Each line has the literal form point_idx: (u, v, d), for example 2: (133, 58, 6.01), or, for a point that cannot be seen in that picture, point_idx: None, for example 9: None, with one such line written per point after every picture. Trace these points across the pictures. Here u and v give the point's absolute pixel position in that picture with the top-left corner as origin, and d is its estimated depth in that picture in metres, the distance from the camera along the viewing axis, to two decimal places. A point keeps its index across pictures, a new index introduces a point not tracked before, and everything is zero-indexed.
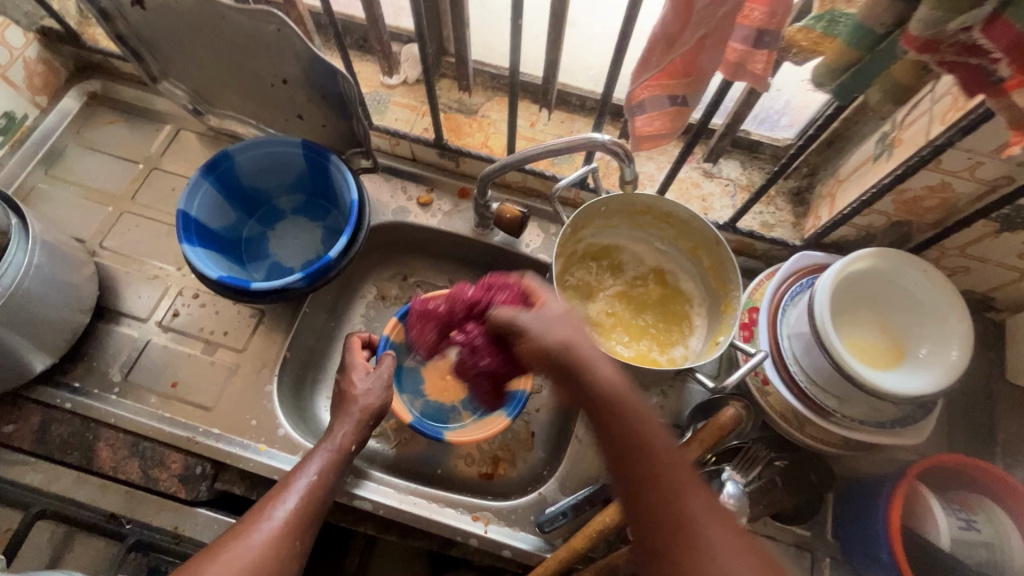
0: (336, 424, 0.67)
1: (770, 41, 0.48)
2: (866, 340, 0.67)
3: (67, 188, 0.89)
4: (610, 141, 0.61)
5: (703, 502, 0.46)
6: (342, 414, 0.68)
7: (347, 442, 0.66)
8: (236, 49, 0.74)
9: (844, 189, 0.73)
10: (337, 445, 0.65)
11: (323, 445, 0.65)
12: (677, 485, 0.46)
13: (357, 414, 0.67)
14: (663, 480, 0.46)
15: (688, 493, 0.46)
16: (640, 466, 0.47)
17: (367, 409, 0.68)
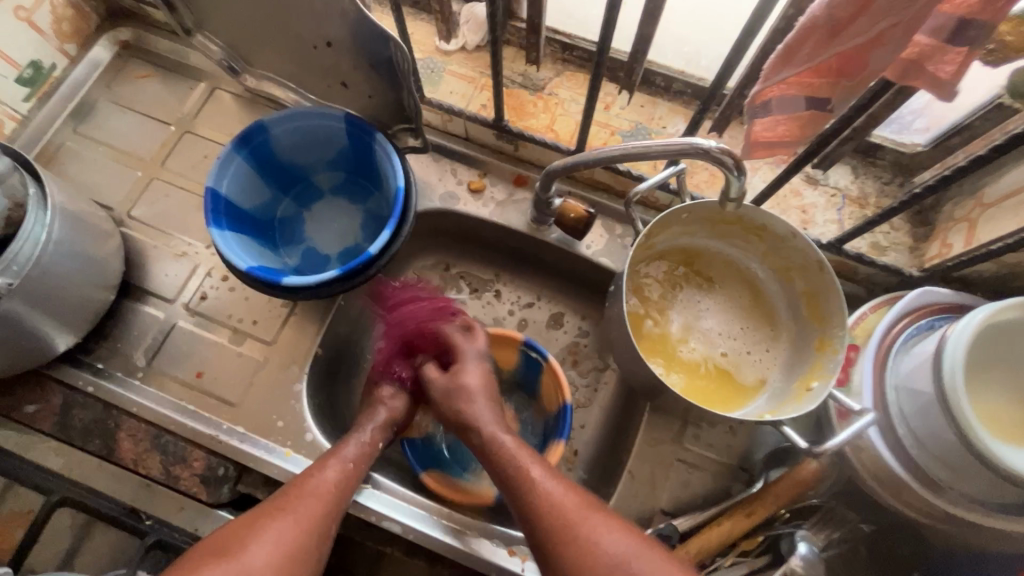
0: (362, 421, 0.66)
1: (974, 37, 0.35)
2: (1000, 409, 0.55)
3: (95, 148, 0.83)
4: (719, 148, 0.49)
5: (609, 519, 0.51)
6: (368, 413, 0.67)
7: (375, 439, 0.64)
8: (276, 2, 0.64)
9: (993, 217, 0.59)
10: (364, 440, 0.63)
11: (352, 438, 0.63)
12: (570, 507, 0.52)
13: (385, 414, 0.67)
14: (568, 524, 0.51)
15: (593, 524, 0.51)
16: (546, 523, 0.52)
17: (395, 414, 0.68)
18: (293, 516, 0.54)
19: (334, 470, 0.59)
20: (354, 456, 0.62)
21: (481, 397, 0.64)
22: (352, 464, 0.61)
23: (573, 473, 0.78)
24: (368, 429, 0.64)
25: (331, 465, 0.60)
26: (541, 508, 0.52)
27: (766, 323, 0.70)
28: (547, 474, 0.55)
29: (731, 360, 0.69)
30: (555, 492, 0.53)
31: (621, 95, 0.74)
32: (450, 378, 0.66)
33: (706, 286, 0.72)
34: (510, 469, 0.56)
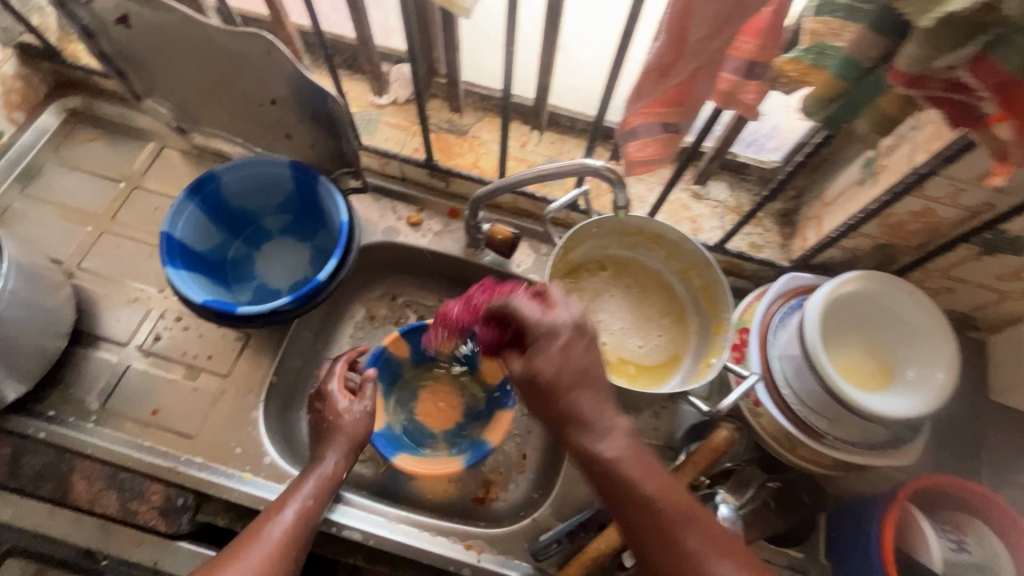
0: (326, 449, 0.69)
1: (760, 73, 0.49)
2: (854, 363, 0.69)
3: (44, 207, 0.87)
4: (604, 166, 0.65)
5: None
6: (328, 443, 0.69)
7: (338, 470, 0.68)
8: (224, 68, 0.73)
9: (833, 212, 0.74)
10: (323, 471, 0.67)
11: (311, 471, 0.67)
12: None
13: (346, 441, 0.69)
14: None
15: (689, 533, 0.47)
16: (648, 518, 0.48)
17: (353, 438, 0.69)
18: (260, 552, 0.59)
19: (293, 508, 0.63)
20: (313, 491, 0.65)
21: (593, 398, 0.50)
22: (317, 498, 0.65)
23: (523, 474, 0.84)
24: (330, 458, 0.68)
25: (290, 503, 0.63)
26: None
27: (674, 314, 0.81)
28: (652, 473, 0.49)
29: (643, 344, 0.80)
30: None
31: (533, 134, 0.86)
32: (533, 363, 0.50)
33: (617, 290, 0.83)
34: (644, 522, 0.48)
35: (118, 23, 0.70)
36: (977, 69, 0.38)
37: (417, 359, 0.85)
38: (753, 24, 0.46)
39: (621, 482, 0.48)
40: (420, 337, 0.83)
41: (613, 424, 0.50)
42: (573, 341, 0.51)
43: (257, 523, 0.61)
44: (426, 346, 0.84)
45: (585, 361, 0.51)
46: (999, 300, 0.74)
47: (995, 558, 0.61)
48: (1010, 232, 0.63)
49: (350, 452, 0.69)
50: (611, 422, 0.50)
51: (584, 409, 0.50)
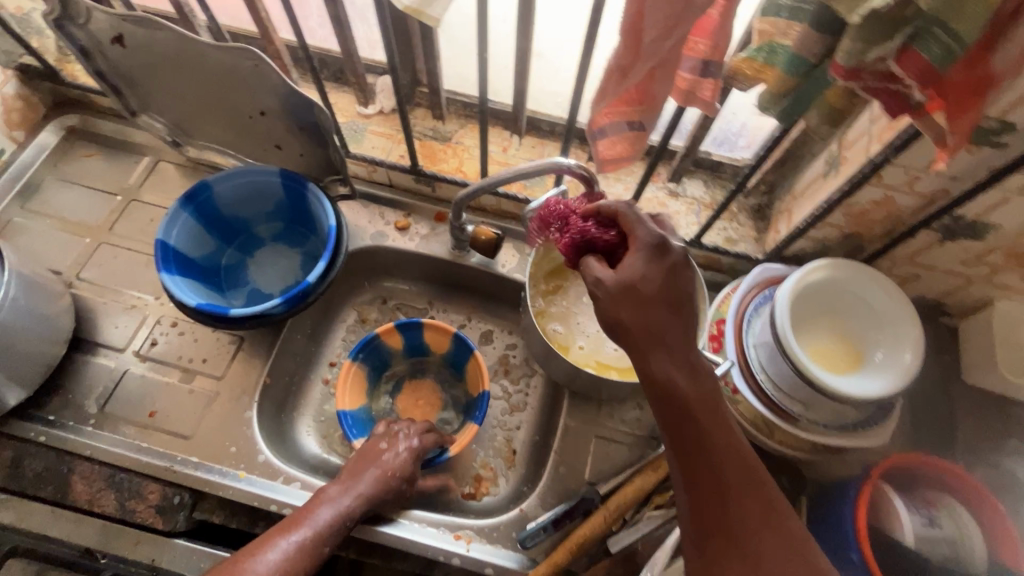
0: (362, 472, 0.69)
1: (715, 71, 0.52)
2: (825, 347, 0.71)
3: (43, 221, 0.90)
4: (574, 164, 0.68)
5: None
6: (368, 462, 0.70)
7: (366, 493, 0.67)
8: (215, 82, 0.77)
9: (801, 204, 0.77)
10: (360, 492, 0.67)
11: (347, 486, 0.67)
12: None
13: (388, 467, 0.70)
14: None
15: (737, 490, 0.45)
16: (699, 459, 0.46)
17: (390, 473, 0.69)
18: (282, 553, 0.58)
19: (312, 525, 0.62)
20: (336, 513, 0.64)
21: (678, 330, 0.48)
22: (343, 523, 0.64)
23: (512, 468, 0.86)
24: (368, 477, 0.68)
25: (309, 520, 0.62)
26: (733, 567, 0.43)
27: None
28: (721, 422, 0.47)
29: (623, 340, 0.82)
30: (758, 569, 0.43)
31: (513, 138, 0.89)
32: (629, 271, 0.49)
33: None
34: (704, 471, 0.46)
35: (114, 43, 0.74)
36: (903, 61, 0.41)
37: (408, 351, 0.89)
38: (703, 24, 0.49)
39: (698, 429, 0.46)
40: (413, 332, 0.86)
41: (697, 361, 0.48)
42: (680, 268, 0.50)
43: (285, 525, 0.61)
44: (418, 342, 0.87)
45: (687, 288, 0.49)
46: (966, 284, 0.77)
47: (966, 532, 0.63)
48: (966, 218, 0.66)
49: (383, 486, 0.69)
50: (693, 361, 0.48)
51: (669, 336, 0.47)
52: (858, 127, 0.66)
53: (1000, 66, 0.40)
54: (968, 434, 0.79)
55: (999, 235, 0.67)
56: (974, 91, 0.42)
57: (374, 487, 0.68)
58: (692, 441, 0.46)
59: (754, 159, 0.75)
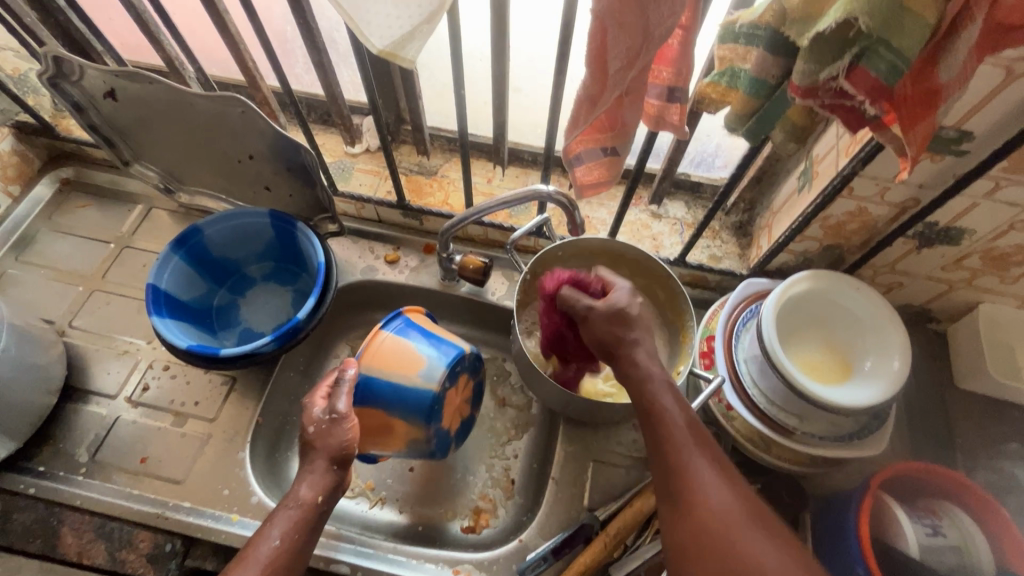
0: (300, 473, 0.58)
1: (681, 96, 0.54)
2: (814, 359, 0.72)
3: (37, 271, 0.91)
4: (553, 192, 0.70)
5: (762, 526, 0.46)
6: (306, 464, 0.58)
7: (312, 495, 0.56)
8: (205, 130, 0.80)
9: (779, 219, 0.79)
10: (299, 498, 0.56)
11: (286, 501, 0.56)
12: (740, 546, 0.45)
13: (326, 461, 0.57)
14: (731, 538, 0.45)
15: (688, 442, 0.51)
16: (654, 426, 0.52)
17: (329, 451, 0.58)
18: None
19: (263, 552, 0.53)
20: (285, 526, 0.55)
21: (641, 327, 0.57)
22: (298, 532, 0.55)
23: (511, 499, 0.84)
24: (302, 485, 0.57)
25: (262, 545, 0.54)
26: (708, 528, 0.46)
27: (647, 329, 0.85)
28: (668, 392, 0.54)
29: None
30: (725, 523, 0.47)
31: (497, 169, 0.92)
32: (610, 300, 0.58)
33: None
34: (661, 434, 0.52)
35: (106, 97, 0.77)
36: (852, 79, 0.43)
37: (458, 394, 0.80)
38: (664, 53, 0.52)
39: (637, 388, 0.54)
40: None
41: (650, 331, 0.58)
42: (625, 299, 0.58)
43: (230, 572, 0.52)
44: None
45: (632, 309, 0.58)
46: (949, 289, 0.78)
47: (969, 539, 0.63)
48: (939, 224, 0.68)
49: (332, 484, 0.57)
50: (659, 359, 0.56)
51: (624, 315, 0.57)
52: (826, 142, 0.68)
53: (945, 78, 0.42)
54: (967, 439, 0.78)
55: (973, 239, 0.68)
56: (924, 103, 0.44)
57: (320, 484, 0.57)
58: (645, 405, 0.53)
59: (730, 177, 0.77)
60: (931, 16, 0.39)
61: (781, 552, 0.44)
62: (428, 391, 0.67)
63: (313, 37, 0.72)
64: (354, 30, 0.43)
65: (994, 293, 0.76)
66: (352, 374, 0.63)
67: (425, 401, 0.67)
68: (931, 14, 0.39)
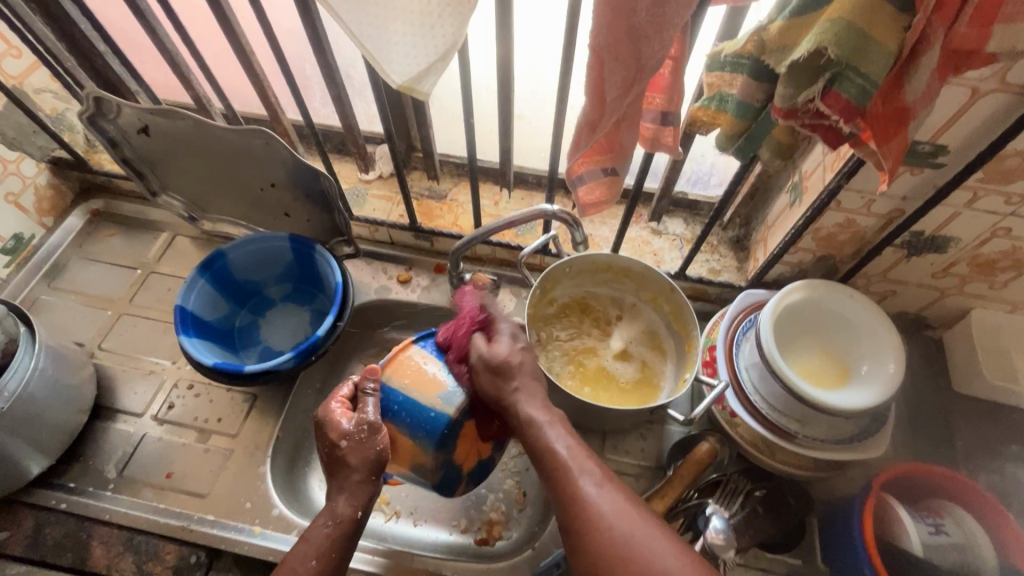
0: (336, 488, 0.60)
1: (673, 119, 0.59)
2: (812, 364, 0.74)
3: (68, 297, 0.96)
4: (557, 210, 0.74)
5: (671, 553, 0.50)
6: (340, 480, 0.60)
7: (352, 509, 0.59)
8: (231, 161, 0.85)
9: (773, 233, 0.83)
10: (338, 515, 0.59)
11: (325, 515, 0.59)
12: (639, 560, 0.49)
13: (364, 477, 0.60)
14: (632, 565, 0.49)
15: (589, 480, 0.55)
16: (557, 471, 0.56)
17: (359, 466, 0.60)
18: None
19: (311, 562, 0.56)
20: (329, 538, 0.57)
21: (529, 381, 0.64)
22: (335, 549, 0.57)
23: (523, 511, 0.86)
24: (340, 500, 0.59)
25: (308, 556, 0.57)
26: (564, 490, 0.55)
27: (651, 339, 0.87)
28: (563, 435, 0.59)
29: (623, 371, 0.85)
30: (575, 482, 0.55)
31: (503, 192, 0.97)
32: (496, 348, 0.65)
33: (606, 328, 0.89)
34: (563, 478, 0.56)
35: (140, 133, 0.83)
36: (827, 100, 0.47)
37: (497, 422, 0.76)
38: (657, 82, 0.57)
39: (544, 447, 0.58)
40: None
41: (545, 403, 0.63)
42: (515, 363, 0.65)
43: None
44: None
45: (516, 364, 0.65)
46: (941, 296, 0.81)
47: (971, 537, 0.65)
48: (925, 233, 0.71)
49: (369, 498, 0.60)
50: (544, 401, 0.63)
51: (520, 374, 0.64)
52: (813, 158, 0.72)
53: (911, 99, 0.47)
54: (967, 442, 0.80)
55: (958, 247, 0.72)
56: (895, 121, 0.49)
57: (358, 500, 0.59)
58: (553, 460, 0.57)
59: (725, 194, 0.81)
60: (893, 44, 0.44)
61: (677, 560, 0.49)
62: (443, 417, 0.62)
63: (332, 73, 0.79)
64: (376, 69, 0.48)
65: (984, 298, 0.80)
66: (374, 385, 0.64)
67: (437, 426, 0.62)
68: (893, 42, 0.44)
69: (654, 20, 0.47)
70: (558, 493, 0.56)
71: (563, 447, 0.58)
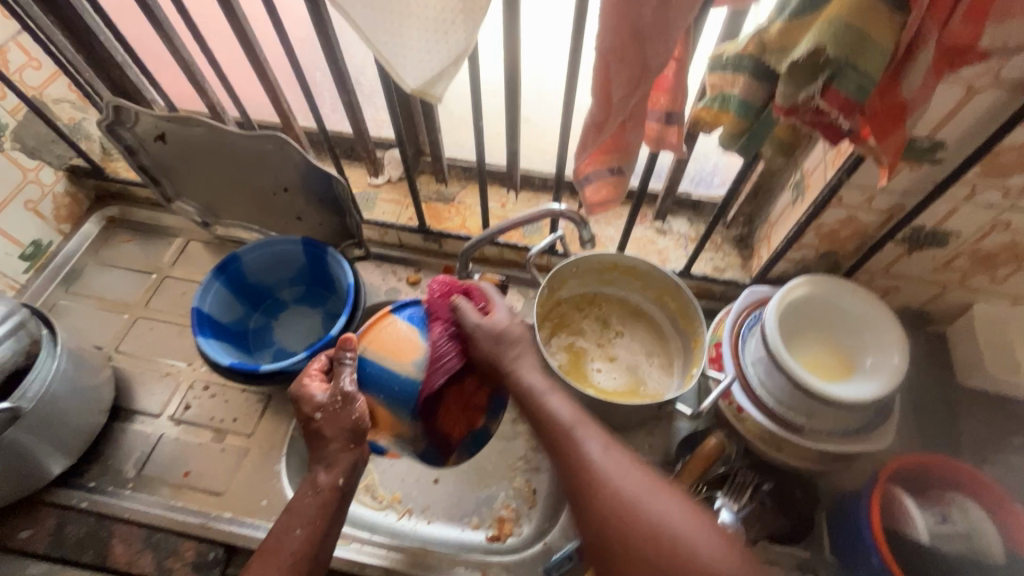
0: (319, 457, 0.60)
1: (678, 119, 0.61)
2: (816, 358, 0.76)
3: (85, 302, 0.98)
4: (564, 210, 0.76)
5: (685, 522, 0.49)
6: (320, 449, 0.60)
7: (334, 478, 0.59)
8: (245, 166, 0.87)
9: (776, 231, 0.84)
10: (319, 485, 0.59)
11: (309, 486, 0.60)
12: (650, 519, 0.49)
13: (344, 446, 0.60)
14: (648, 535, 0.49)
15: (593, 443, 0.55)
16: (557, 439, 0.56)
17: (340, 435, 0.60)
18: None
19: (300, 529, 0.57)
20: (315, 508, 0.58)
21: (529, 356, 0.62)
22: (320, 518, 0.58)
23: (534, 508, 0.87)
24: (320, 471, 0.60)
25: (296, 523, 0.58)
26: (573, 452, 0.54)
27: (658, 338, 0.89)
28: (561, 401, 0.59)
29: (631, 369, 0.87)
30: (581, 448, 0.54)
31: (510, 194, 0.99)
32: (489, 325, 0.62)
33: (630, 327, 0.90)
34: (563, 443, 0.55)
35: (157, 140, 0.85)
36: (827, 97, 0.48)
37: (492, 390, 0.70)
38: (662, 82, 0.59)
39: (543, 416, 0.57)
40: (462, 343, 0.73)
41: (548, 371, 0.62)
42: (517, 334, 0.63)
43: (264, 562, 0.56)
44: None
45: (515, 338, 0.63)
46: (943, 290, 0.83)
47: (979, 527, 0.66)
48: (925, 227, 0.73)
49: (352, 466, 0.60)
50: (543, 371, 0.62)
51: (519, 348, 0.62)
52: (815, 156, 0.74)
53: (908, 95, 0.48)
54: (972, 434, 0.81)
55: (958, 241, 0.73)
56: (892, 117, 0.50)
57: (339, 468, 0.59)
58: (551, 429, 0.56)
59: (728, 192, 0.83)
60: (889, 42, 0.45)
61: (687, 521, 0.49)
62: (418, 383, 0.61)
63: (343, 79, 0.81)
64: (391, 73, 0.51)
65: (986, 292, 0.81)
66: (350, 355, 0.63)
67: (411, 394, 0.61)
68: (889, 41, 0.45)
69: (659, 22, 0.49)
70: (571, 469, 0.54)
71: (569, 416, 0.57)
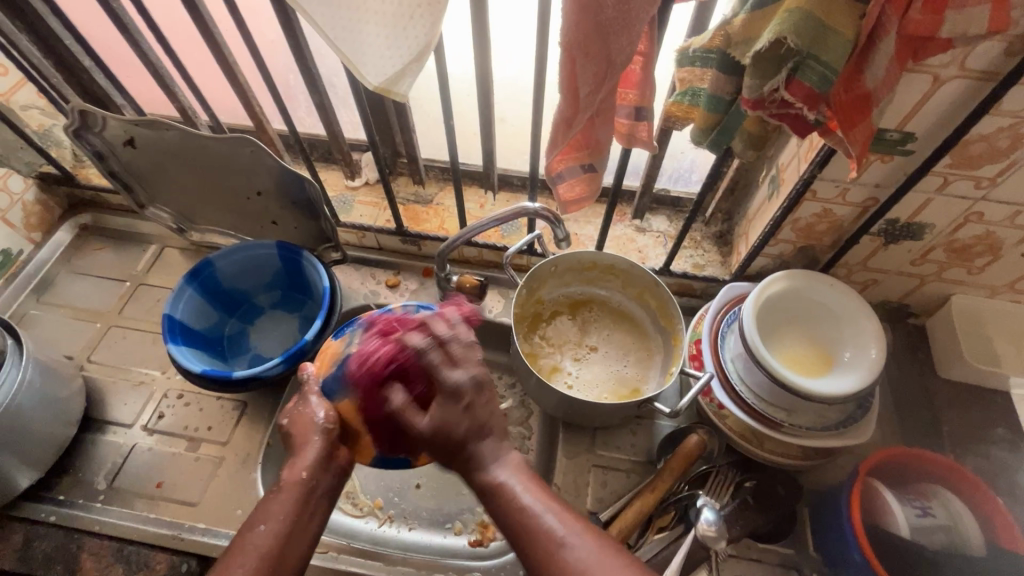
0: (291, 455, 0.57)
1: (647, 114, 0.60)
2: (798, 353, 0.75)
3: (57, 311, 0.96)
4: (538, 208, 0.75)
5: None
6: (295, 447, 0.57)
7: (303, 467, 0.55)
8: (217, 170, 0.86)
9: (753, 226, 0.84)
10: (288, 479, 0.54)
11: (275, 487, 0.54)
12: None
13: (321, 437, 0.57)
14: None
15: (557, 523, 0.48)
16: (517, 524, 0.49)
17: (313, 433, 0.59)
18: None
19: (266, 525, 0.51)
20: (284, 503, 0.52)
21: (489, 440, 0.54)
22: (292, 512, 0.52)
23: None
24: (292, 465, 0.55)
25: (260, 521, 0.51)
26: (537, 536, 0.47)
27: (639, 336, 0.88)
28: (521, 474, 0.52)
29: (612, 368, 0.86)
30: (544, 530, 0.47)
31: (488, 195, 0.98)
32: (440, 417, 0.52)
33: (611, 326, 0.89)
34: (526, 529, 0.48)
35: (126, 145, 0.83)
36: (791, 89, 0.48)
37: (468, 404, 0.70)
38: (629, 77, 0.58)
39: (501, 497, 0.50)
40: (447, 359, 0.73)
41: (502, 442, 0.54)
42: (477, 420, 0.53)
43: (223, 563, 0.48)
44: None
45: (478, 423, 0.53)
46: (921, 283, 0.82)
47: (958, 519, 0.66)
48: (900, 220, 0.73)
49: (321, 457, 0.56)
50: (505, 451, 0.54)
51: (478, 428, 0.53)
52: (789, 150, 0.74)
53: (872, 84, 0.48)
54: (953, 427, 0.81)
55: (934, 233, 0.73)
56: (859, 108, 0.50)
57: (313, 457, 0.56)
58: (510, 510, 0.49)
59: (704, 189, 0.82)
60: (849, 32, 0.45)
61: None
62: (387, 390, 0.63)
63: (314, 81, 0.80)
64: (352, 70, 0.49)
65: (963, 285, 0.81)
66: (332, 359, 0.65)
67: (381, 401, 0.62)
68: (850, 30, 0.45)
69: (620, 16, 0.49)
70: (558, 572, 0.45)
71: (534, 495, 0.50)
